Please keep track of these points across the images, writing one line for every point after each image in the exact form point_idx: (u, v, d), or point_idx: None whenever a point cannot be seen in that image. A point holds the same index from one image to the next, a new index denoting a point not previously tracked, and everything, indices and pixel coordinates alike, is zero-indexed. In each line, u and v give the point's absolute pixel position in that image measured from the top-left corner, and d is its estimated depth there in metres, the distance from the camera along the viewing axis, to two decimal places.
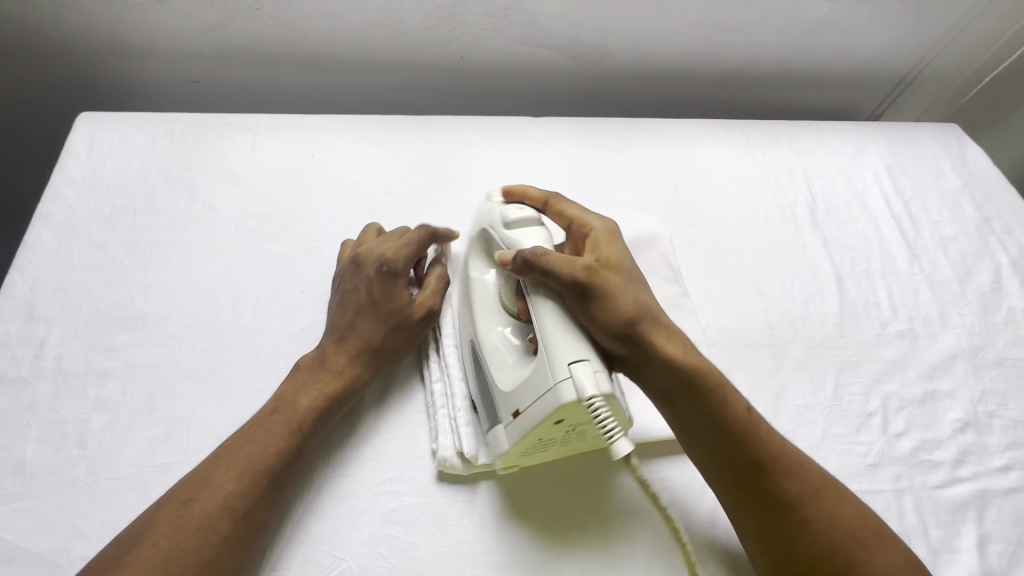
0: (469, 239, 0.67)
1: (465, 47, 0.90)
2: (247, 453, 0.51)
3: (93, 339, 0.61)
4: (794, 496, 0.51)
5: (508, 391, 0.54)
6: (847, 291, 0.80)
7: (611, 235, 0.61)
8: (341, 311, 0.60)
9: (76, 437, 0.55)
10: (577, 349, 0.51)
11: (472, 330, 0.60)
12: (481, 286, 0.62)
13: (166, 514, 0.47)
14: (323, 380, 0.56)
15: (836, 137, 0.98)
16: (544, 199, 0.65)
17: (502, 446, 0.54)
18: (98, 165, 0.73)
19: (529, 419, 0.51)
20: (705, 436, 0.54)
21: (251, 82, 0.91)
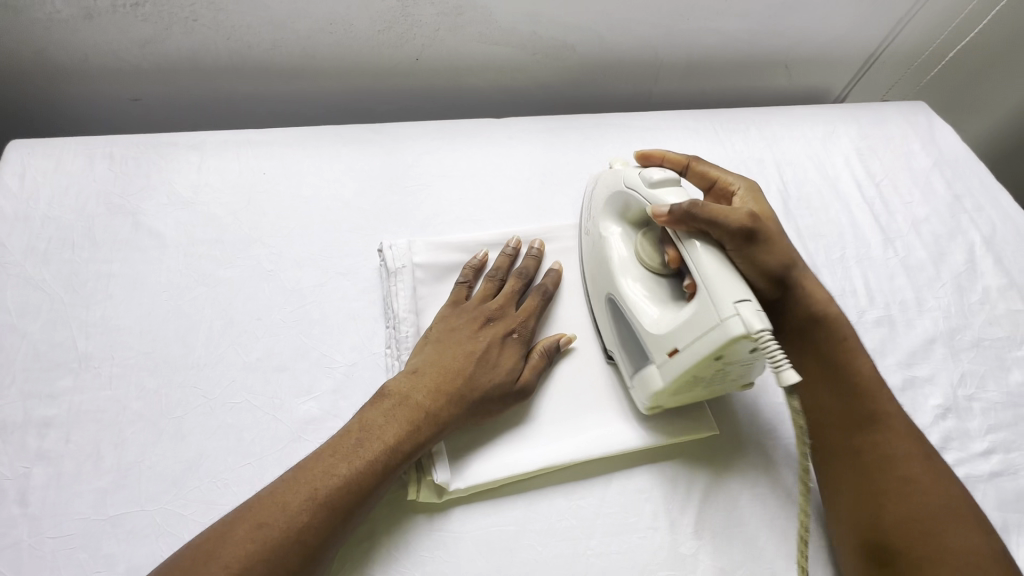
0: (600, 196, 0.69)
1: (421, 49, 0.86)
2: (269, 522, 0.47)
3: (32, 386, 0.57)
4: (899, 453, 0.56)
5: (660, 332, 0.56)
6: (823, 280, 0.78)
7: (754, 191, 0.67)
8: (443, 360, 0.58)
9: (17, 494, 0.52)
10: (740, 291, 0.52)
11: (609, 283, 0.63)
12: (614, 244, 0.65)
13: None
14: (389, 433, 0.53)
15: (805, 121, 0.97)
16: (684, 160, 0.69)
17: (654, 384, 0.57)
18: (31, 196, 0.69)
19: (688, 356, 0.53)
20: (829, 374, 0.61)
21: (197, 97, 0.87)
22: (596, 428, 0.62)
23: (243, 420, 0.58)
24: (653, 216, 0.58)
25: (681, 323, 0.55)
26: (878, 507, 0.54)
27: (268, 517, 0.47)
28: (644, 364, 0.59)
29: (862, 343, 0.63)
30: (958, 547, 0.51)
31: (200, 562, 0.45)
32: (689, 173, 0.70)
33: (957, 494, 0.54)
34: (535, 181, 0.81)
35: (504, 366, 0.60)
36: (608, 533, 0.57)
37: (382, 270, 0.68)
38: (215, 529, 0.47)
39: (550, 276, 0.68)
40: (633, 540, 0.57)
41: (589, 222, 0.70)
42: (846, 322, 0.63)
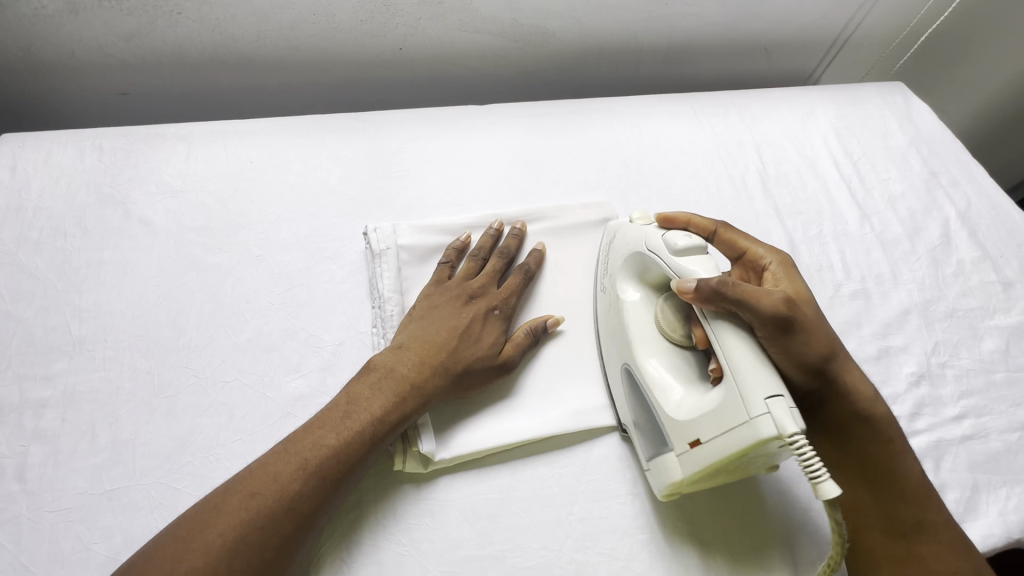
0: (618, 257, 0.66)
1: (403, 39, 0.88)
2: (262, 495, 0.48)
3: (27, 369, 0.59)
4: (946, 570, 0.52)
5: (684, 420, 0.53)
6: (800, 256, 0.80)
7: (789, 267, 0.60)
8: (427, 336, 0.60)
9: (16, 472, 0.53)
10: (772, 384, 0.47)
11: (627, 355, 0.60)
12: (633, 309, 0.62)
13: (162, 555, 0.44)
14: (375, 406, 0.54)
15: (784, 103, 0.98)
16: (711, 227, 0.64)
17: (672, 474, 0.54)
18: (22, 188, 0.70)
19: (711, 451, 0.50)
20: (868, 471, 0.55)
21: (183, 90, 0.88)
22: (577, 400, 0.64)
23: (234, 398, 0.59)
24: (678, 290, 0.54)
25: (709, 412, 0.51)
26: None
27: (260, 487, 0.48)
28: (662, 449, 0.56)
29: (904, 444, 0.56)
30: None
31: (194, 532, 0.45)
32: (717, 241, 0.64)
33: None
34: (517, 165, 0.82)
35: (486, 340, 0.62)
36: (589, 500, 0.58)
37: (368, 253, 0.70)
38: (207, 501, 0.48)
39: (533, 256, 0.70)
40: (613, 505, 0.58)
41: (606, 279, 0.67)
42: (887, 418, 0.56)
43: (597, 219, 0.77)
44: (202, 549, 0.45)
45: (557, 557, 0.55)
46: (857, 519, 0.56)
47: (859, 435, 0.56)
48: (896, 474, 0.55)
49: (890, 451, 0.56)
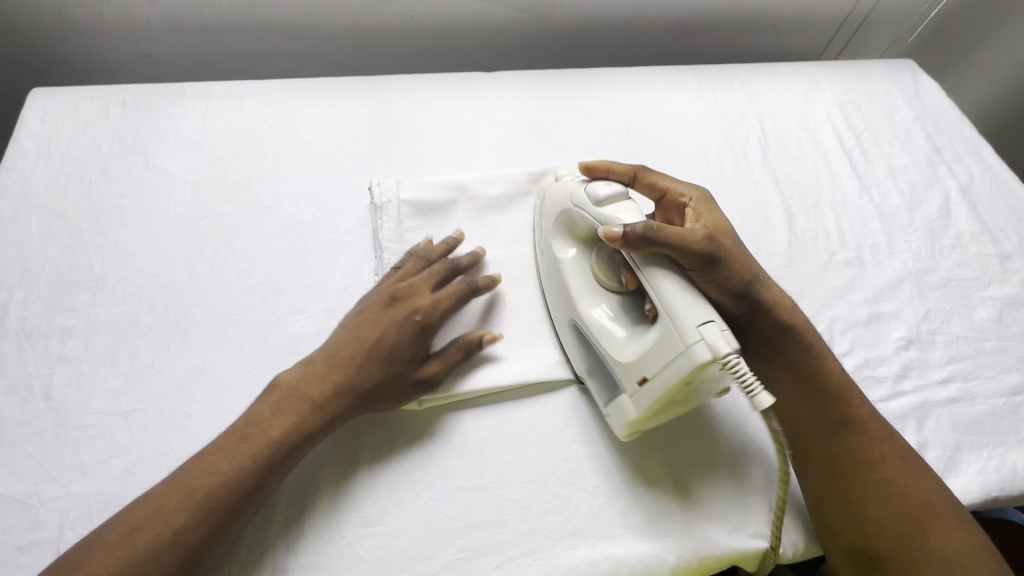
0: (547, 216, 0.68)
1: (414, 6, 0.90)
2: (205, 479, 0.50)
3: (54, 301, 0.63)
4: (875, 458, 0.57)
5: (629, 360, 0.56)
6: (797, 223, 0.81)
7: (708, 202, 0.65)
8: (348, 339, 0.59)
9: (43, 390, 0.58)
10: (701, 312, 0.51)
11: (571, 309, 0.63)
12: (570, 264, 0.64)
13: (146, 507, 0.48)
14: (300, 406, 0.55)
15: (790, 77, 0.99)
16: (632, 171, 0.67)
17: (629, 414, 0.56)
18: (51, 137, 0.74)
19: (657, 385, 0.53)
20: (796, 377, 0.61)
21: (202, 52, 0.92)
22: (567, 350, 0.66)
23: (242, 334, 0.63)
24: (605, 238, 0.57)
25: (650, 347, 0.54)
26: (855, 511, 0.55)
27: (213, 464, 0.51)
28: (616, 393, 0.58)
29: (824, 351, 0.63)
30: (936, 543, 0.53)
31: (168, 495, 0.49)
32: (637, 184, 0.68)
33: (936, 492, 0.55)
34: (520, 130, 0.84)
35: (395, 347, 0.58)
36: (575, 441, 0.61)
37: (372, 206, 0.73)
38: (180, 468, 0.51)
39: (486, 281, 0.65)
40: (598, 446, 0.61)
41: (542, 243, 0.70)
42: (807, 328, 0.63)
43: None
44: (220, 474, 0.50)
45: (540, 490, 0.58)
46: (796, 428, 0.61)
47: (786, 345, 0.62)
48: (821, 375, 0.61)
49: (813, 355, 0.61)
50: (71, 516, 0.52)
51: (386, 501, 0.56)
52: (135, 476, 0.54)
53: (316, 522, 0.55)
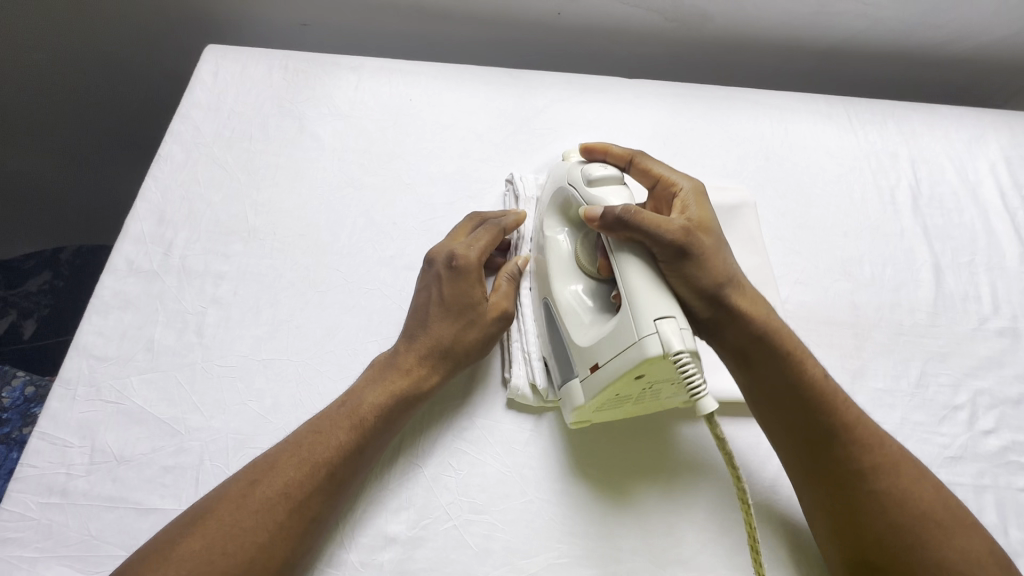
0: (543, 194, 0.67)
1: (564, 4, 0.90)
2: (312, 443, 0.51)
3: (213, 245, 0.67)
4: (866, 469, 0.52)
5: (586, 345, 0.55)
6: (945, 281, 0.75)
7: (700, 195, 0.60)
8: (414, 312, 0.59)
9: (196, 327, 0.62)
10: (664, 307, 0.50)
11: (545, 286, 0.61)
12: (556, 242, 0.62)
13: (285, 459, 0.49)
14: (390, 378, 0.55)
15: (951, 121, 0.91)
16: (628, 155, 0.64)
17: (579, 400, 0.56)
18: (221, 91, 0.80)
19: (607, 373, 0.52)
20: (777, 392, 0.56)
21: (355, 28, 0.96)
22: None
23: (374, 304, 0.65)
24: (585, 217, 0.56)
25: (607, 335, 0.53)
26: (849, 518, 0.51)
27: (325, 427, 0.52)
28: (570, 376, 0.57)
29: (810, 358, 0.56)
30: (935, 549, 0.49)
31: (301, 451, 0.50)
32: (633, 170, 0.64)
33: (933, 497, 0.52)
34: (657, 142, 0.83)
35: (457, 305, 0.58)
36: (687, 466, 0.60)
37: (509, 197, 0.74)
38: (302, 427, 0.52)
39: (512, 224, 0.65)
40: (706, 478, 0.59)
41: (535, 221, 0.67)
42: (790, 338, 0.57)
43: (730, 203, 0.75)
44: (333, 441, 0.51)
45: (646, 511, 0.57)
46: (776, 439, 0.56)
47: (763, 354, 0.56)
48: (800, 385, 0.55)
49: (794, 367, 0.55)
50: (212, 449, 0.56)
51: (494, 490, 0.57)
52: (268, 422, 0.57)
53: (425, 498, 0.56)
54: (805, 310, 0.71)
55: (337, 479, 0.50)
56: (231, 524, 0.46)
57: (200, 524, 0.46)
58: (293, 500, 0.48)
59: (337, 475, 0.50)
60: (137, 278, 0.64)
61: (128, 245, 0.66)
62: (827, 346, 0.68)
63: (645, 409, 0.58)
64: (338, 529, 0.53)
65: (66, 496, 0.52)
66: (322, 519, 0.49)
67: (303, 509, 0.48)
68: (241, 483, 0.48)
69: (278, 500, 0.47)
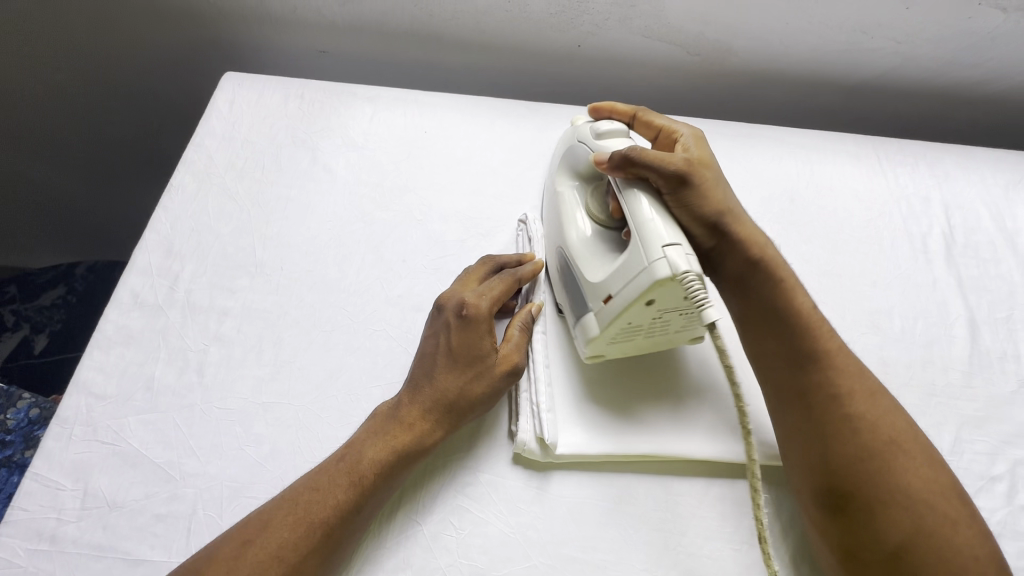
0: (556, 158, 0.71)
1: (585, 36, 0.89)
2: (309, 500, 0.49)
3: (219, 280, 0.66)
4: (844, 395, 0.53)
5: (598, 280, 0.56)
6: (980, 338, 0.71)
7: (699, 139, 0.64)
8: (420, 362, 0.57)
9: (197, 365, 0.61)
10: (670, 236, 0.51)
11: (558, 237, 0.64)
12: (567, 198, 0.65)
13: (279, 520, 0.47)
14: (392, 431, 0.53)
15: (987, 165, 0.87)
16: (631, 111, 0.67)
17: (592, 331, 0.56)
18: (236, 120, 0.79)
19: (620, 300, 0.53)
20: (765, 320, 0.58)
21: (374, 57, 0.96)
22: (702, 442, 0.60)
23: (380, 346, 0.63)
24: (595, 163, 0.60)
25: (618, 267, 0.54)
26: (821, 445, 0.51)
27: (322, 484, 0.50)
28: (582, 313, 0.58)
29: (800, 290, 0.59)
30: (904, 477, 0.49)
31: (295, 510, 0.48)
32: (636, 124, 0.68)
33: (909, 432, 0.52)
34: None
35: (465, 355, 0.56)
36: (702, 535, 0.56)
37: (521, 238, 0.72)
38: (298, 484, 0.50)
39: (526, 273, 0.63)
40: (722, 549, 0.56)
41: (549, 185, 0.71)
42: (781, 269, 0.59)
43: None
44: (331, 500, 0.49)
45: None
46: (763, 369, 0.58)
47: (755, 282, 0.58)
48: (788, 316, 0.57)
49: (783, 296, 0.57)
50: (206, 497, 0.54)
51: (496, 553, 0.54)
52: (265, 470, 0.55)
53: (424, 560, 0.53)
54: None
55: (333, 541, 0.48)
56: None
57: None
58: (287, 563, 0.46)
59: (333, 536, 0.48)
60: (141, 312, 0.63)
61: (134, 278, 0.65)
62: None
63: (658, 345, 0.59)
64: None
65: (55, 544, 0.51)
66: None
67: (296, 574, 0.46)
68: (233, 545, 0.46)
69: (271, 564, 0.45)
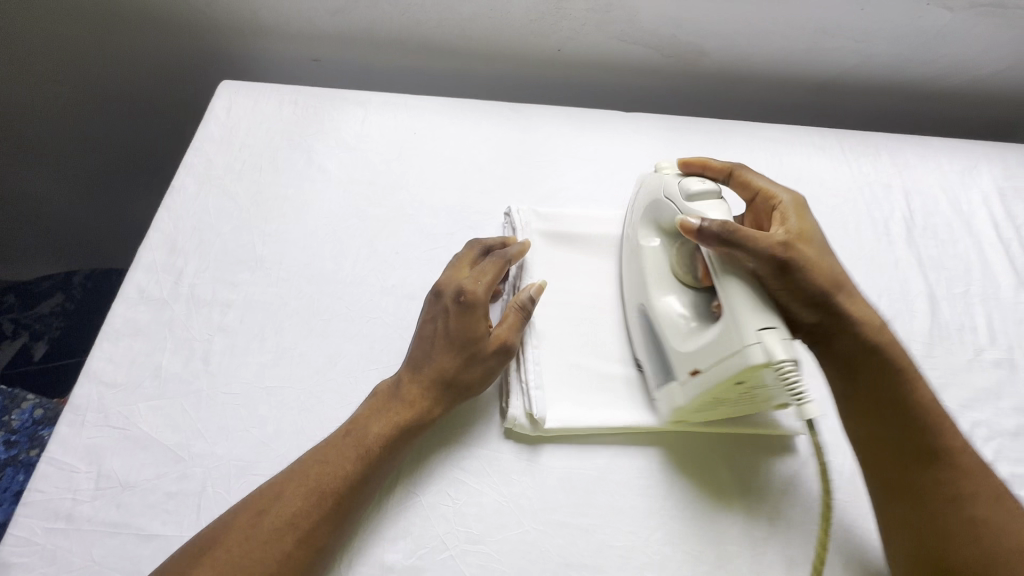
0: (637, 209, 0.70)
1: (564, 41, 0.94)
2: (320, 472, 0.52)
3: (221, 274, 0.70)
4: (963, 487, 0.54)
5: (687, 351, 0.58)
6: (940, 312, 0.76)
7: (801, 208, 0.63)
8: (419, 344, 0.61)
9: (202, 354, 0.64)
10: (765, 317, 0.52)
11: (642, 295, 0.66)
12: (649, 253, 0.66)
13: (292, 487, 0.51)
14: (395, 409, 0.57)
15: (944, 153, 0.93)
16: (727, 168, 0.67)
17: (677, 401, 0.60)
18: (233, 126, 0.83)
19: (709, 378, 0.55)
20: (880, 407, 0.58)
21: (363, 63, 1.00)
22: (679, 413, 0.64)
23: (376, 333, 0.67)
24: (680, 227, 0.58)
25: (706, 347, 0.56)
26: (940, 538, 0.53)
27: (331, 457, 0.53)
28: (668, 378, 0.61)
29: (915, 373, 0.59)
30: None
31: (306, 476, 0.52)
32: (732, 181, 0.67)
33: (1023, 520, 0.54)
34: None
35: (462, 338, 0.59)
36: (683, 499, 0.60)
37: (507, 229, 0.76)
38: (307, 456, 0.54)
39: (517, 250, 0.67)
40: (703, 509, 0.60)
41: (630, 233, 0.71)
42: (898, 355, 0.59)
43: None
44: (340, 470, 0.52)
45: (642, 543, 0.57)
46: (867, 452, 0.59)
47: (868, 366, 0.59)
48: (902, 400, 0.57)
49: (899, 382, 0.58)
50: (214, 475, 0.57)
51: (491, 520, 0.57)
52: (270, 449, 0.58)
53: (422, 528, 0.56)
54: None
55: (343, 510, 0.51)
56: (242, 553, 0.47)
57: (205, 560, 0.47)
58: (304, 526, 0.49)
59: (343, 504, 0.51)
60: (147, 306, 0.66)
61: (139, 274, 0.69)
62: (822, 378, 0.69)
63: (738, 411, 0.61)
64: (338, 560, 0.54)
65: (71, 522, 0.53)
66: (326, 548, 0.51)
67: (309, 538, 0.49)
68: (250, 511, 0.50)
69: (287, 529, 0.49)
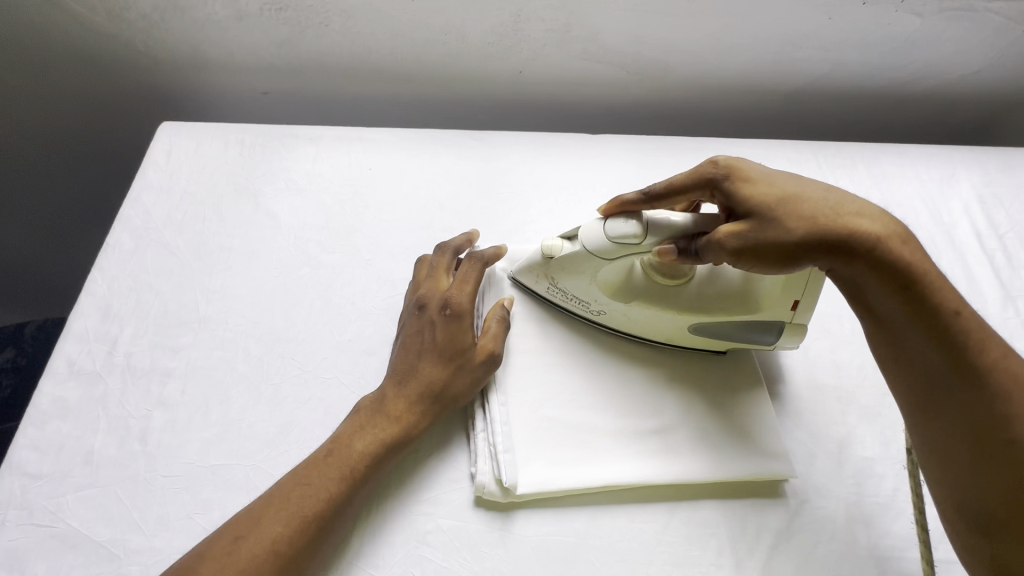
0: (568, 284, 0.65)
1: (525, 63, 0.90)
2: (299, 496, 0.50)
3: (160, 340, 0.64)
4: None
5: (776, 298, 0.61)
6: None
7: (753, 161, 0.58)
8: (404, 354, 0.60)
9: (139, 433, 0.58)
10: None
11: (676, 321, 0.63)
12: (635, 296, 0.64)
13: (269, 515, 0.49)
14: (380, 424, 0.55)
15: (921, 162, 0.90)
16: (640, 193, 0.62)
17: (795, 331, 0.63)
18: (173, 172, 0.78)
19: (811, 293, 0.60)
20: (909, 359, 0.50)
21: (314, 93, 0.95)
22: (659, 463, 0.60)
23: (331, 395, 0.62)
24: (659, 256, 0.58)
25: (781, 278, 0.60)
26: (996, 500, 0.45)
27: (312, 478, 0.52)
28: (770, 331, 0.64)
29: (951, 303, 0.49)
30: None
31: (281, 505, 0.50)
32: None
33: None
34: None
35: (448, 347, 0.59)
36: (669, 562, 0.56)
37: None
38: (282, 483, 0.52)
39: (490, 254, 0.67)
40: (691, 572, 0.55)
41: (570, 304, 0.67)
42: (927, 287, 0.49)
43: None
44: (322, 494, 0.51)
45: None
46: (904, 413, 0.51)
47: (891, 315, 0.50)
48: (934, 345, 0.48)
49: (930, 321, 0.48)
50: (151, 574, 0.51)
51: None
52: None
53: None
54: (783, 374, 0.68)
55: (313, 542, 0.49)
56: None
57: None
58: (279, 561, 0.47)
59: (322, 531, 0.50)
60: (78, 381, 0.61)
61: (69, 346, 0.63)
62: (810, 414, 0.66)
63: None
64: None
65: None
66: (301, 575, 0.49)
67: None
68: (224, 542, 0.47)
69: (265, 558, 0.47)
